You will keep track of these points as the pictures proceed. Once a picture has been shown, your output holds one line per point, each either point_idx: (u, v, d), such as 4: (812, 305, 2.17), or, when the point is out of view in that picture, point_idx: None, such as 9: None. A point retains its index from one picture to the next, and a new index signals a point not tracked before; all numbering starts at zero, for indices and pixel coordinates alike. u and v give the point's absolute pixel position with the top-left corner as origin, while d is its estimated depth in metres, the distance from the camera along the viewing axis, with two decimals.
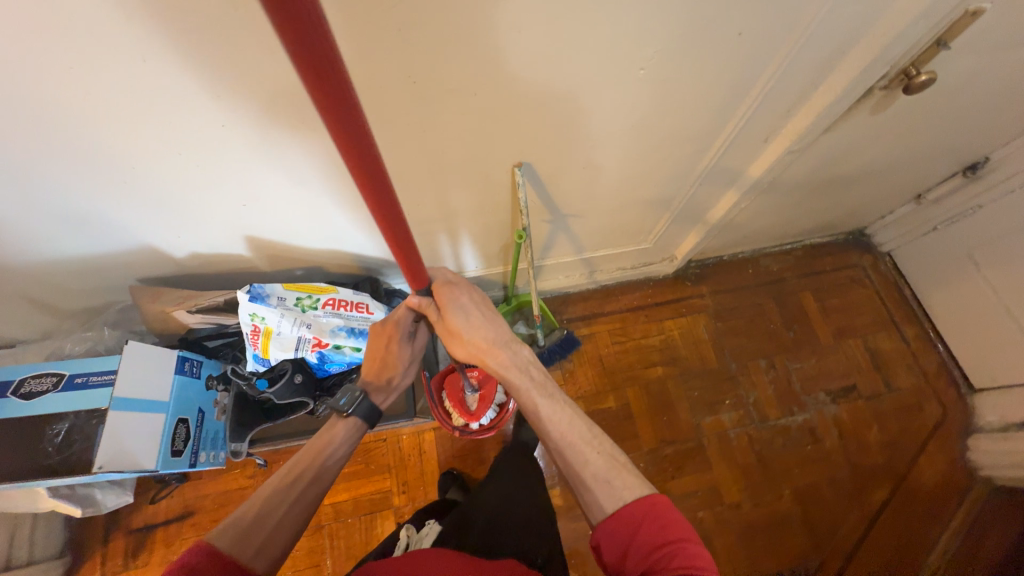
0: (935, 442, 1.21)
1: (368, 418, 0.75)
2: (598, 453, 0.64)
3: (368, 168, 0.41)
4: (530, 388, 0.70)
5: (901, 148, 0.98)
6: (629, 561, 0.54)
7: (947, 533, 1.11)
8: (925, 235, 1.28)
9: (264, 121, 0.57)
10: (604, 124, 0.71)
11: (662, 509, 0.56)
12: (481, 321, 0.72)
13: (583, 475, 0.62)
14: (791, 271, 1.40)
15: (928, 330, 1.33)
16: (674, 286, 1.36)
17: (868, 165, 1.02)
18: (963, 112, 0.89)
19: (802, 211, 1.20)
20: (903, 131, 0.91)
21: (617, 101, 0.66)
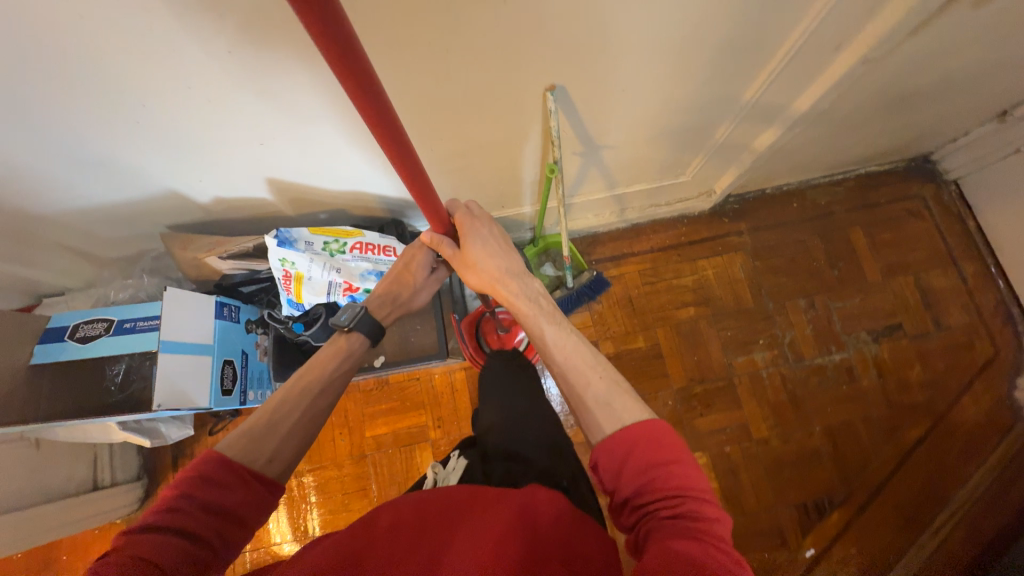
0: (981, 380, 1.17)
1: (371, 334, 0.73)
2: (600, 377, 0.65)
3: (372, 104, 0.40)
4: (538, 316, 0.73)
5: (995, 54, 0.84)
6: (623, 477, 0.55)
7: (982, 469, 1.11)
8: (1005, 158, 1.13)
9: (276, 49, 0.51)
10: (649, 37, 0.62)
11: (662, 432, 0.56)
12: (495, 251, 0.76)
13: (585, 397, 0.64)
14: (840, 204, 1.30)
15: (989, 265, 1.23)
16: (710, 224, 1.29)
17: (954, 76, 0.88)
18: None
19: (866, 135, 1.08)
20: (1008, 31, 0.77)
21: (667, 6, 0.57)
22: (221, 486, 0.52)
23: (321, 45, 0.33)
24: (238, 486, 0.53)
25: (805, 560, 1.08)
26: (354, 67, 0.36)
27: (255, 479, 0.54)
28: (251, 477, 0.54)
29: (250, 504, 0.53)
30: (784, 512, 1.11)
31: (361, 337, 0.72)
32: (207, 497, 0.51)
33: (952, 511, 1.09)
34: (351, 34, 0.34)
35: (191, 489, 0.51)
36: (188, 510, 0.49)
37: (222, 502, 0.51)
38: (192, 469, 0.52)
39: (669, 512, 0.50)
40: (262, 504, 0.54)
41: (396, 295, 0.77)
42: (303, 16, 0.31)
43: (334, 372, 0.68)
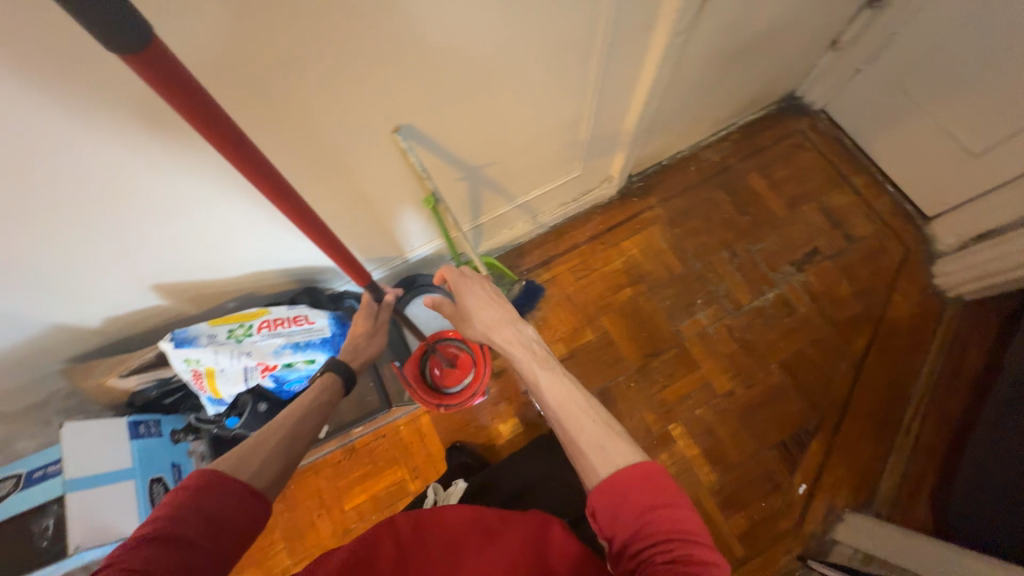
0: (903, 277, 1.24)
1: (343, 377, 0.77)
2: (593, 421, 0.67)
3: (249, 162, 0.45)
4: (531, 363, 0.76)
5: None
6: (621, 522, 0.55)
7: (930, 358, 1.16)
8: (855, 76, 1.25)
9: (110, 142, 0.53)
10: (468, 63, 0.66)
11: (659, 476, 0.57)
12: (489, 304, 0.82)
13: (576, 440, 0.65)
14: (733, 156, 1.38)
15: (877, 175, 1.33)
16: (622, 206, 1.34)
17: (780, 20, 0.98)
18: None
19: (730, 88, 1.16)
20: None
21: (468, 32, 0.62)
22: (215, 503, 0.51)
23: (191, 119, 0.39)
24: (227, 495, 0.52)
25: (801, 495, 1.09)
26: (220, 123, 0.41)
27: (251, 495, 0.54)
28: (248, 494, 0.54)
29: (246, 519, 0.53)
30: (768, 454, 1.12)
31: (336, 377, 0.76)
32: (203, 513, 0.50)
33: (917, 406, 1.13)
34: (205, 95, 0.39)
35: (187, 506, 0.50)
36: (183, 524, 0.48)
37: (212, 509, 0.50)
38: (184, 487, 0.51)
39: (666, 557, 0.50)
40: (252, 519, 0.53)
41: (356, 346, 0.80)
42: (153, 84, 0.36)
43: (312, 402, 0.71)
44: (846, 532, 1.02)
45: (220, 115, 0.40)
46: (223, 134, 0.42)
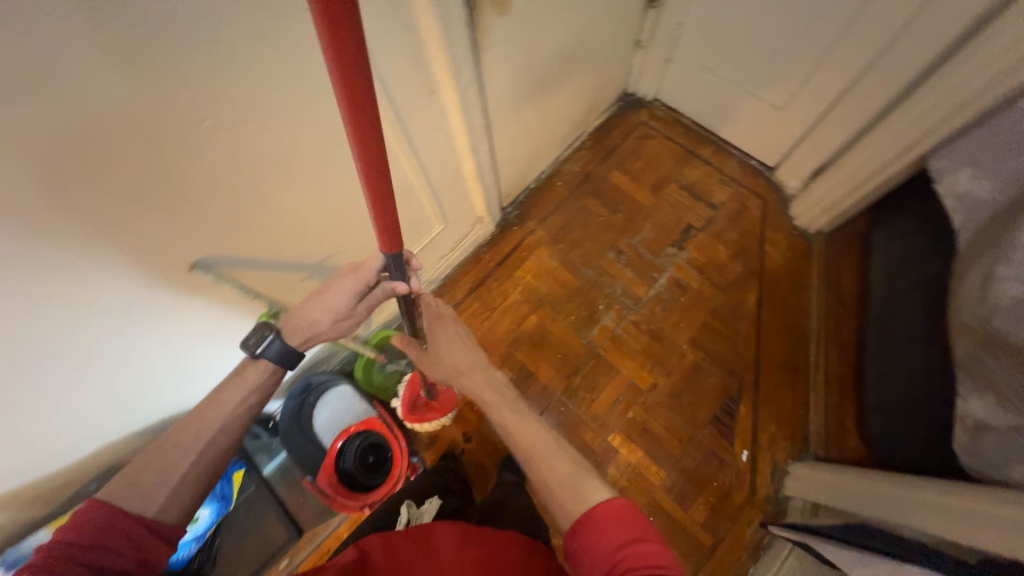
0: (769, 227, 1.33)
1: (282, 362, 0.69)
2: (564, 460, 0.70)
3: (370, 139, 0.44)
4: (501, 405, 0.78)
5: (579, 21, 1.00)
6: (593, 559, 0.56)
7: (813, 293, 1.25)
8: (669, 64, 1.36)
9: None
10: (252, 187, 0.64)
11: (630, 513, 0.58)
12: (465, 344, 0.83)
13: (547, 481, 0.68)
14: (591, 162, 1.45)
15: (718, 142, 1.44)
16: (505, 238, 1.36)
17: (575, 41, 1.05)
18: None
19: (561, 105, 1.22)
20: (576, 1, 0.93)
21: (235, 164, 0.60)
22: (105, 538, 0.52)
23: (340, 89, 0.39)
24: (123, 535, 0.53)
25: (746, 463, 1.11)
26: (362, 91, 0.39)
27: (145, 526, 0.55)
28: (142, 525, 0.55)
29: (140, 555, 0.54)
30: (706, 434, 1.14)
31: (271, 365, 0.68)
32: (90, 549, 0.50)
33: (817, 341, 1.20)
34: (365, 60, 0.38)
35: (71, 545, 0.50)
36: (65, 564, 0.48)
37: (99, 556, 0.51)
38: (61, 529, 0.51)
39: None
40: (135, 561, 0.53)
41: (305, 319, 0.70)
42: (323, 32, 0.35)
43: (241, 407, 0.65)
44: (793, 486, 1.05)
45: (365, 92, 0.40)
46: (358, 103, 0.40)
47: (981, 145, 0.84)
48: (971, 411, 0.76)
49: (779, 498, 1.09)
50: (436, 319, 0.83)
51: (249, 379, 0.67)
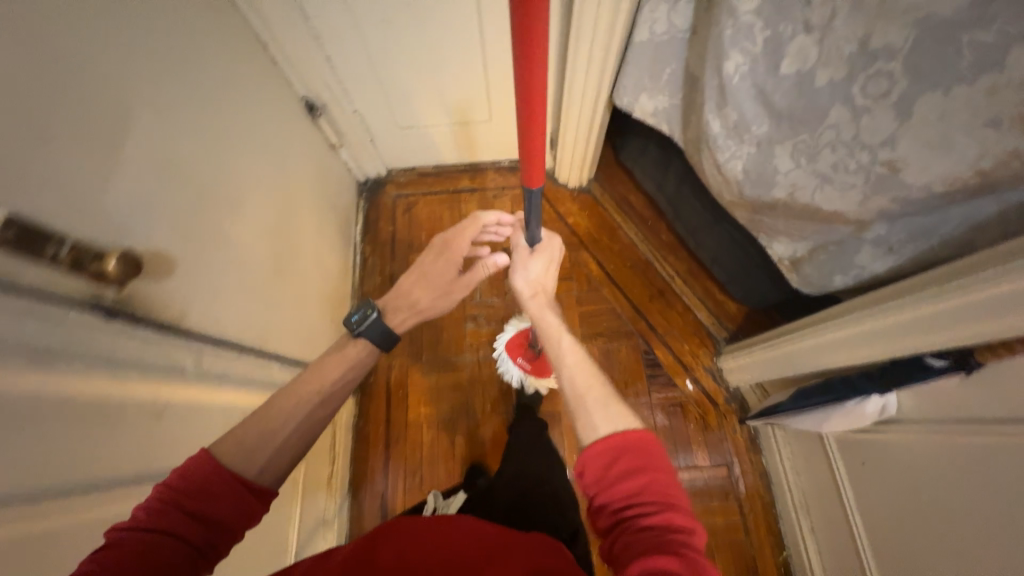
0: (557, 203, 1.42)
1: (382, 341, 0.72)
2: (606, 391, 0.65)
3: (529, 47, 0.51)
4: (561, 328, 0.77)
5: (261, 186, 0.87)
6: (612, 483, 0.54)
7: (625, 227, 1.39)
8: (375, 142, 1.30)
9: None
10: None
11: (652, 444, 0.57)
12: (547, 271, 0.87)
13: (586, 400, 0.63)
14: (386, 264, 1.35)
15: (467, 168, 1.45)
16: (373, 397, 1.21)
17: (271, 204, 0.91)
18: (231, 118, 0.80)
19: (314, 253, 1.08)
20: (235, 183, 0.79)
21: None
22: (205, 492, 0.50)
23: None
24: (225, 495, 0.51)
25: (694, 390, 1.22)
26: None
27: (239, 487, 0.52)
28: (242, 483, 0.52)
29: (241, 513, 0.52)
30: (654, 395, 1.21)
31: (371, 345, 0.71)
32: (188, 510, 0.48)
33: (655, 258, 1.36)
34: None
35: (173, 502, 0.48)
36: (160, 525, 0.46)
37: (210, 511, 0.50)
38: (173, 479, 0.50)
39: (646, 523, 0.50)
40: (245, 508, 0.52)
41: (409, 299, 0.81)
42: None
43: (338, 379, 0.65)
44: (732, 377, 1.17)
45: None
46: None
47: (639, 75, 0.95)
48: (781, 253, 0.92)
49: (734, 392, 1.20)
50: (541, 260, 0.86)
51: (345, 359, 0.67)
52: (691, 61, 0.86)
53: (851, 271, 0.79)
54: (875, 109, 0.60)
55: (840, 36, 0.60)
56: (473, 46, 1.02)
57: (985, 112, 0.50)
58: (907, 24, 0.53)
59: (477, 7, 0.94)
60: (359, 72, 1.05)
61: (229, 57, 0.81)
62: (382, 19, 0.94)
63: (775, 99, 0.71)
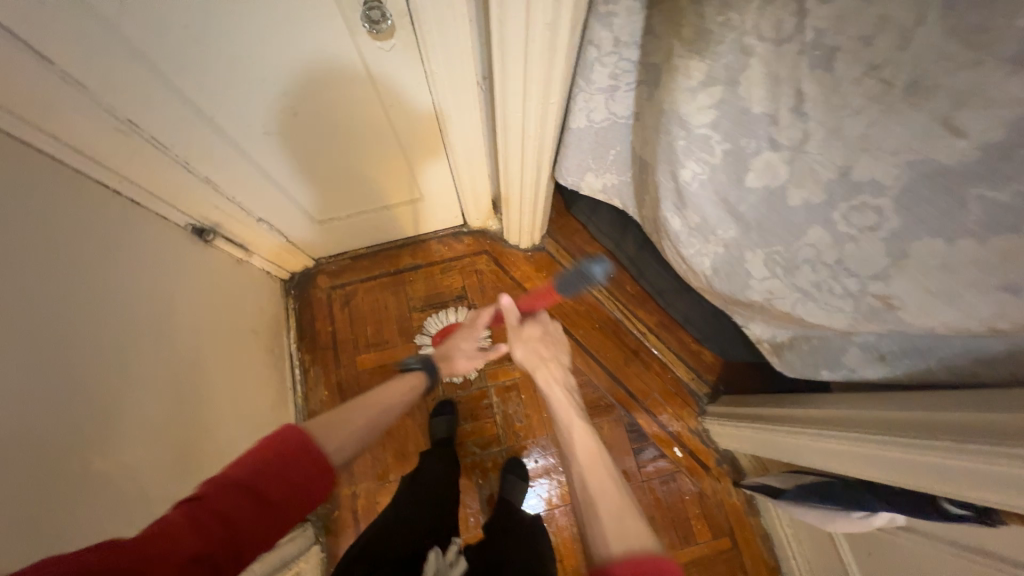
0: (511, 268, 1.30)
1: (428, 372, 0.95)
2: (620, 496, 0.68)
3: None
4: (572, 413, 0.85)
5: (142, 366, 0.70)
6: None
7: (588, 283, 1.28)
8: (291, 240, 1.12)
9: None
10: None
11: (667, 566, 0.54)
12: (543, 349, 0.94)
13: (598, 505, 0.67)
14: (331, 372, 1.19)
15: (407, 242, 1.30)
16: (342, 533, 1.08)
17: (162, 380, 0.74)
18: (75, 314, 0.61)
19: (233, 404, 0.91)
20: (96, 398, 0.61)
21: None
22: (290, 457, 0.55)
23: None
24: (298, 464, 0.55)
25: (684, 455, 1.16)
26: None
27: (313, 459, 0.57)
28: (316, 455, 0.57)
29: (302, 482, 0.55)
30: (645, 470, 1.15)
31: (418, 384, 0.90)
32: (274, 471, 0.53)
33: (624, 315, 1.27)
34: None
35: (266, 460, 0.53)
36: (250, 480, 0.51)
37: (283, 476, 0.54)
38: (270, 439, 0.55)
39: None
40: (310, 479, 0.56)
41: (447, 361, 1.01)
42: None
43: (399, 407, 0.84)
44: (720, 441, 1.12)
45: None
46: None
47: (581, 156, 0.83)
48: (760, 334, 0.84)
49: (723, 452, 1.15)
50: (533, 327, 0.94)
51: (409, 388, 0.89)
52: (638, 147, 0.74)
53: (839, 369, 0.72)
54: (861, 239, 0.51)
55: (815, 161, 0.49)
56: (384, 134, 0.87)
57: (1000, 275, 0.41)
58: (897, 163, 0.43)
59: (378, 100, 0.78)
60: (249, 182, 0.87)
61: (60, 233, 0.62)
62: (264, 130, 0.78)
63: (743, 210, 0.61)
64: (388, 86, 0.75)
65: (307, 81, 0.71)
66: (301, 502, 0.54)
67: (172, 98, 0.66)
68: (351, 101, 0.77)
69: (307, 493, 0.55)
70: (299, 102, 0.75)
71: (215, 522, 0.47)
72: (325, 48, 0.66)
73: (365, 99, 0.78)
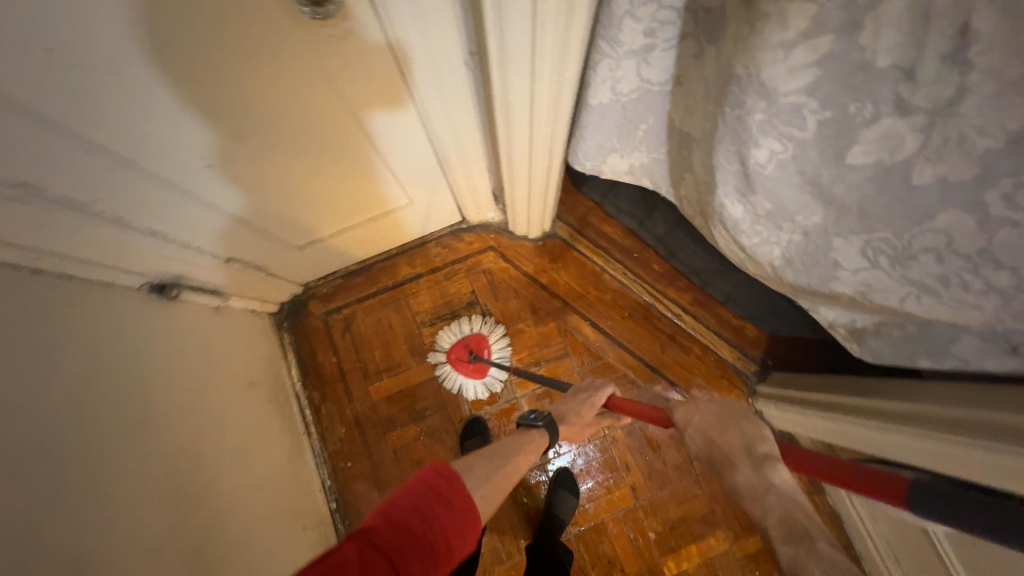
0: (522, 262, 1.16)
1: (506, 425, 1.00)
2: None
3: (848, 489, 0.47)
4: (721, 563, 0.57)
5: (128, 469, 0.59)
6: None
7: (610, 268, 1.15)
8: (271, 272, 0.98)
9: None
10: None
11: None
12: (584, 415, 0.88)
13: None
14: (344, 407, 1.09)
15: (401, 250, 1.16)
16: None
17: (157, 476, 0.63)
18: (23, 442, 0.49)
19: (245, 474, 0.81)
20: (73, 539, 0.49)
21: None
22: (451, 497, 0.48)
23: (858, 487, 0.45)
24: (444, 511, 0.47)
25: None
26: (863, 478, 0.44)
27: (470, 502, 0.49)
28: (470, 499, 0.49)
29: (451, 534, 0.46)
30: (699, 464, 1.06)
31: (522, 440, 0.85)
32: (439, 512, 0.46)
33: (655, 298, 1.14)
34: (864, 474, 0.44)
35: (423, 497, 0.47)
36: (413, 515, 0.45)
37: (433, 529, 0.45)
38: (425, 473, 0.49)
39: None
40: (460, 528, 0.47)
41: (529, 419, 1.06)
42: None
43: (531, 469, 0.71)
44: (777, 423, 1.03)
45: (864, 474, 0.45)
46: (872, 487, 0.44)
47: (602, 136, 0.67)
48: (833, 319, 0.72)
49: (780, 432, 1.07)
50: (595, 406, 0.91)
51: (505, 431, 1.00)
52: (679, 117, 0.59)
53: (946, 359, 0.60)
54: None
55: (973, 126, 0.35)
56: (354, 138, 0.71)
57: None
58: None
59: (339, 99, 0.62)
60: (202, 221, 0.72)
61: None
62: (206, 160, 0.62)
63: (837, 193, 0.47)
64: (349, 82, 0.60)
65: (247, 90, 0.55)
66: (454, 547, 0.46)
67: (73, 144, 0.50)
68: (309, 107, 0.62)
69: (461, 541, 0.47)
70: (242, 118, 0.59)
71: (383, 558, 0.40)
72: (259, 44, 0.50)
73: (325, 101, 0.62)
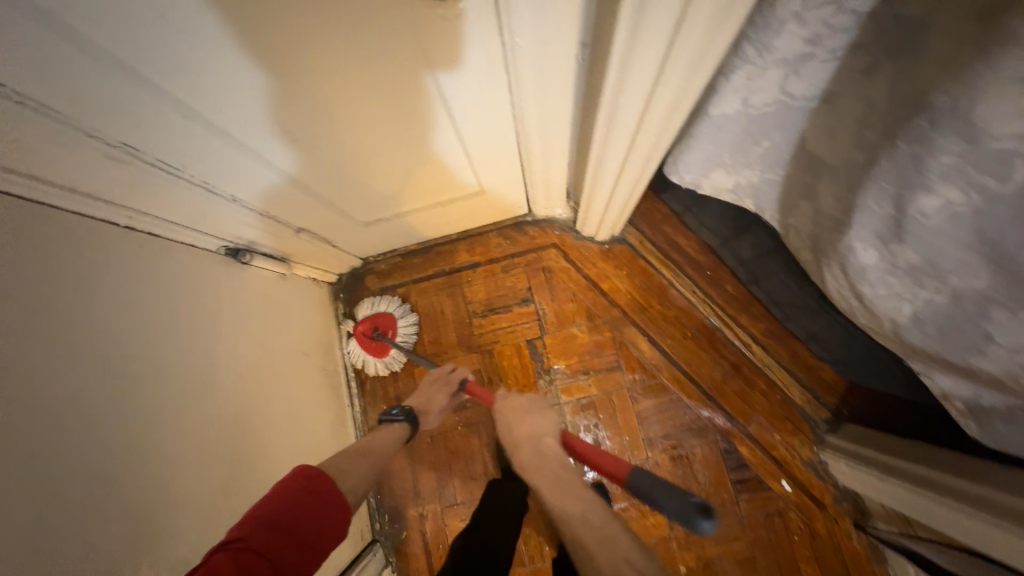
0: (585, 265, 1.10)
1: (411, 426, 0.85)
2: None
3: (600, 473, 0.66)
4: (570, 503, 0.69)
5: (190, 428, 0.61)
6: None
7: (678, 284, 1.07)
8: (336, 245, 0.98)
9: None
10: None
11: None
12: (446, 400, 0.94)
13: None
14: (389, 385, 1.10)
15: (463, 236, 1.13)
16: (409, 555, 1.03)
17: (213, 436, 0.65)
18: (103, 394, 0.51)
19: (291, 439, 0.83)
20: (132, 492, 0.51)
21: None
22: (316, 490, 0.56)
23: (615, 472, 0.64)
24: (310, 510, 0.54)
25: (794, 490, 0.99)
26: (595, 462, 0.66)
27: (337, 493, 0.58)
28: (338, 493, 0.58)
29: (318, 527, 0.54)
30: (746, 505, 0.99)
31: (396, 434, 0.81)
32: (302, 505, 0.54)
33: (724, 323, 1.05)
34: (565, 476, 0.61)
35: (291, 497, 0.54)
36: (278, 518, 0.51)
37: (298, 525, 0.52)
38: (292, 478, 0.56)
39: None
40: (326, 521, 0.55)
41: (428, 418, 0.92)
42: None
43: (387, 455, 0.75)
44: (844, 479, 0.93)
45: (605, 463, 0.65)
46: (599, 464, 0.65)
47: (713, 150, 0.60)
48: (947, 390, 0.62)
49: (844, 489, 0.97)
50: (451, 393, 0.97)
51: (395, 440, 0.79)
52: (818, 140, 0.51)
53: None
54: None
55: None
56: (439, 122, 0.67)
57: None
58: None
59: (431, 82, 0.58)
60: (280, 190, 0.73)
61: (73, 298, 0.50)
62: (289, 132, 0.61)
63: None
64: (440, 64, 0.56)
65: (334, 63, 0.52)
66: (324, 538, 0.54)
67: (170, 107, 0.50)
68: (398, 86, 0.58)
69: (333, 532, 0.55)
70: (328, 94, 0.56)
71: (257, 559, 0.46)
72: (353, 20, 0.46)
73: (416, 83, 0.58)
